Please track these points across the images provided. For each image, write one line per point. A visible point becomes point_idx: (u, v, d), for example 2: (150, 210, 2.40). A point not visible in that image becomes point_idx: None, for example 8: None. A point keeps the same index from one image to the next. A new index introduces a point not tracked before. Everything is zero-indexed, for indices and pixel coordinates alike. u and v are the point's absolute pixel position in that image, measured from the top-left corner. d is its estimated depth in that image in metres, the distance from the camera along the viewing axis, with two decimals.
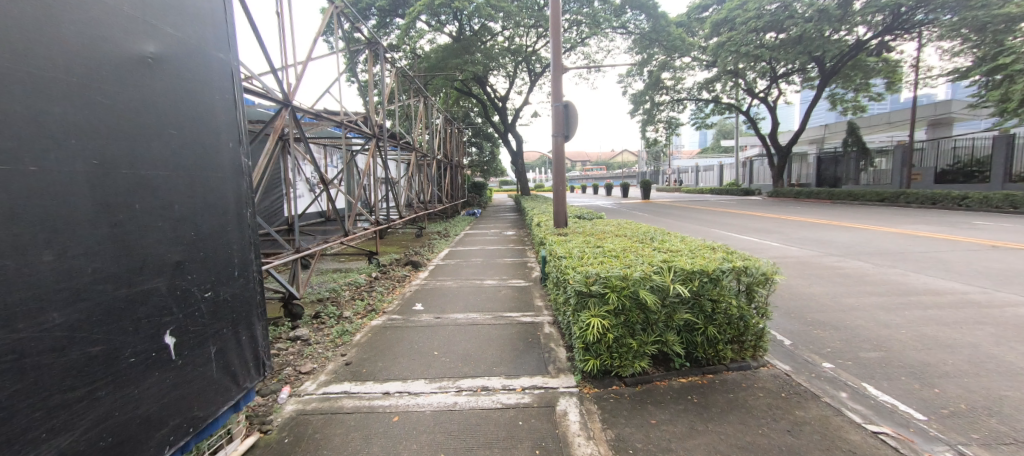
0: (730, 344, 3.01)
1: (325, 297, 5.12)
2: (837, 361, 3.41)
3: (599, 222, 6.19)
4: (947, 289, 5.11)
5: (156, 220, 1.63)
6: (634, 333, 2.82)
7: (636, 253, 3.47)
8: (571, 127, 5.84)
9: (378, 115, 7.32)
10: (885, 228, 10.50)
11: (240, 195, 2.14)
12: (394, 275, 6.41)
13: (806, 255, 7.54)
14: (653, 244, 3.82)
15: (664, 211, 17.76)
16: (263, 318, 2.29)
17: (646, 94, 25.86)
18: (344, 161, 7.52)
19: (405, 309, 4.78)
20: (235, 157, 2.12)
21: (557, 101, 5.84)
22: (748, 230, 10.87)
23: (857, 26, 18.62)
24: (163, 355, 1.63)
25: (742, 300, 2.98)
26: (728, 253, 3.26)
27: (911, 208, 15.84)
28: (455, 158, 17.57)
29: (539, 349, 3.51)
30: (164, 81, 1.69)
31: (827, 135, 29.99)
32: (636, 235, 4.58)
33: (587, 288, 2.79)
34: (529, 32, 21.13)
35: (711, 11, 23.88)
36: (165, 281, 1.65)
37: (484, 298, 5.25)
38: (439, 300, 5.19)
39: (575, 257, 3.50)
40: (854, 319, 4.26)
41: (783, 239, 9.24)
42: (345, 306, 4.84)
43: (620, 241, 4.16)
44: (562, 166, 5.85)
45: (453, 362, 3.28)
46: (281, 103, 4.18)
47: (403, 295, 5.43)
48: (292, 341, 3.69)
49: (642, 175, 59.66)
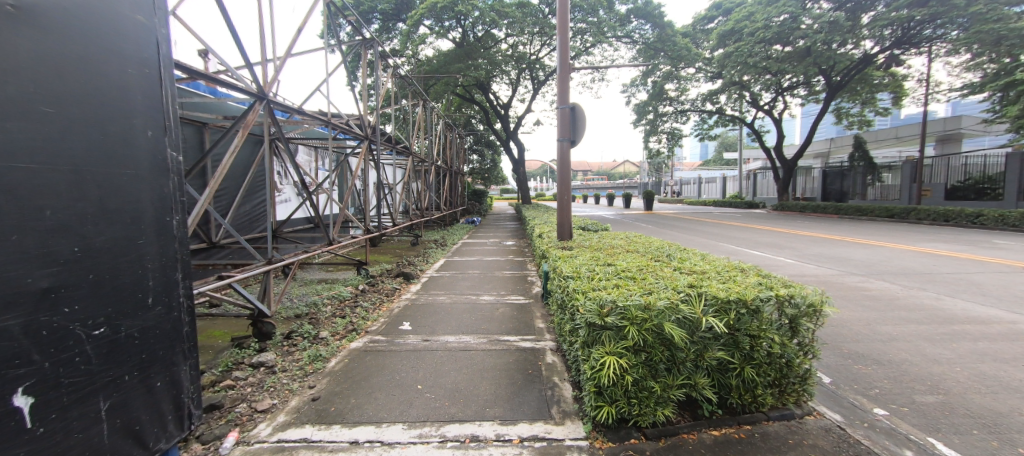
0: (770, 387, 2.50)
1: (303, 313, 4.62)
2: (890, 406, 2.90)
3: (606, 235, 5.70)
4: (990, 317, 4.62)
5: (7, 231, 1.15)
6: (657, 374, 2.31)
7: (655, 273, 3.01)
8: (577, 132, 5.40)
9: (372, 115, 6.86)
10: (901, 246, 10.01)
11: (163, 199, 1.67)
12: (384, 288, 5.91)
13: (826, 273, 7.04)
14: (673, 264, 3.38)
15: (670, 223, 17.30)
16: (192, 355, 1.81)
17: (649, 105, 25.53)
18: (334, 163, 7.02)
19: (391, 329, 4.28)
20: (158, 150, 1.65)
21: (562, 103, 5.38)
22: (759, 245, 10.37)
23: (866, 39, 18.37)
24: (8, 426, 1.15)
25: (785, 335, 2.48)
26: (765, 277, 2.77)
27: (924, 225, 15.36)
28: (455, 165, 17.14)
29: (540, 384, 2.99)
30: (36, 41, 1.24)
31: (832, 149, 29.64)
32: (649, 251, 4.17)
33: (601, 320, 2.31)
34: (532, 40, 20.91)
35: (716, 22, 23.67)
36: (22, 319, 1.18)
37: (479, 317, 4.74)
38: (430, 318, 4.66)
39: (585, 276, 3.05)
40: (897, 353, 3.75)
41: (798, 255, 8.73)
42: (325, 324, 4.32)
43: (634, 259, 3.68)
44: (568, 173, 5.39)
45: (438, 401, 2.76)
46: (255, 96, 3.71)
47: (390, 312, 4.92)
48: (254, 368, 3.20)
49: (643, 186, 59.32)
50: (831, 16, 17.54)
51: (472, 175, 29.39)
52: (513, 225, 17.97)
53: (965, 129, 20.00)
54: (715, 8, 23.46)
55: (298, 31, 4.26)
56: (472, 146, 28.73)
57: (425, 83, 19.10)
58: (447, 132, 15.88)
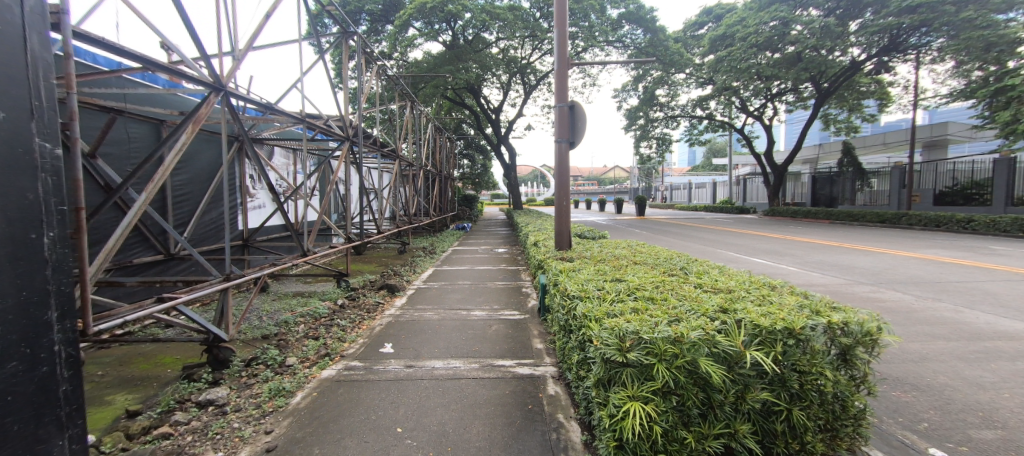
0: (820, 432, 2.07)
1: (271, 334, 4.10)
2: (946, 444, 2.49)
3: (607, 244, 5.30)
4: (1020, 332, 4.30)
5: None
6: (690, 422, 1.87)
7: (676, 293, 2.60)
8: (577, 132, 5.00)
9: (353, 115, 6.32)
10: (901, 252, 9.82)
11: (24, 207, 1.18)
12: (365, 302, 5.39)
13: (834, 282, 6.74)
14: (691, 280, 2.98)
15: (664, 229, 17.03)
16: (74, 423, 1.33)
17: (640, 110, 25.44)
18: (312, 167, 6.47)
19: (370, 352, 3.78)
20: (15, 137, 1.16)
21: (560, 101, 4.98)
22: (758, 252, 10.08)
23: (853, 47, 18.56)
24: None
25: (836, 369, 2.07)
26: (805, 300, 2.37)
27: (916, 231, 15.30)
28: (444, 169, 16.65)
29: (543, 425, 2.52)
30: None
31: (821, 155, 29.85)
32: (658, 262, 3.80)
33: (621, 356, 1.87)
34: (524, 44, 20.66)
35: (707, 28, 23.66)
36: None
37: (469, 336, 4.25)
38: (415, 338, 4.17)
39: (595, 295, 2.64)
40: (934, 376, 3.38)
41: (800, 263, 8.44)
42: (294, 347, 3.79)
43: (645, 273, 3.27)
44: (566, 176, 4.96)
45: (420, 450, 2.28)
46: (211, 87, 3.20)
47: (372, 330, 4.42)
48: (200, 408, 2.68)
49: (633, 192, 59.39)
50: (823, 21, 17.73)
51: (462, 179, 28.88)
52: (504, 231, 17.53)
53: (952, 135, 20.20)
54: (706, 14, 23.52)
55: (264, 18, 3.78)
56: (462, 150, 28.28)
57: (413, 86, 18.61)
58: (437, 135, 15.40)
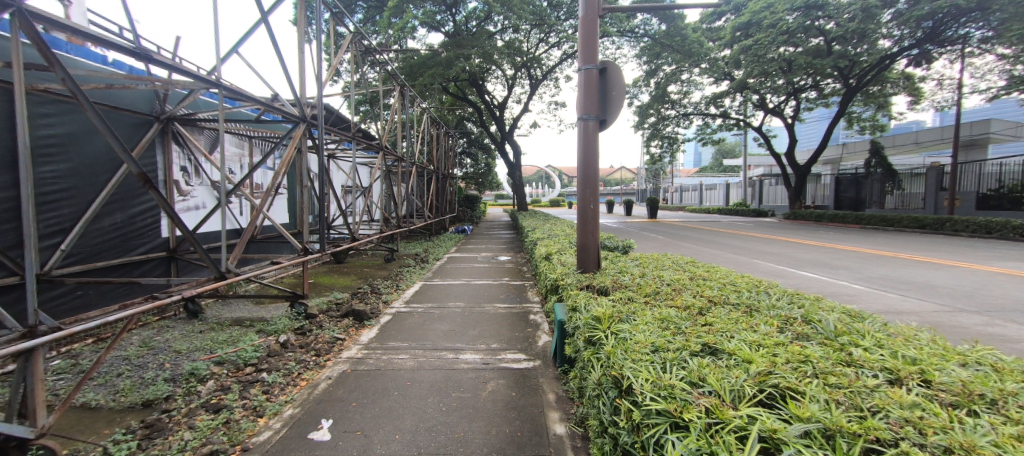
0: None
1: (156, 399, 2.75)
2: None
3: (649, 265, 3.84)
4: None
5: None
6: None
7: (886, 415, 1.16)
8: (607, 106, 3.60)
9: (307, 88, 4.86)
10: (974, 265, 8.28)
11: None
12: (317, 340, 3.97)
13: (926, 308, 5.27)
14: (862, 362, 1.55)
15: (682, 234, 15.52)
16: None
17: (651, 107, 23.74)
18: (266, 156, 5.07)
19: (294, 440, 2.38)
20: None
21: (588, 63, 3.58)
22: (805, 263, 8.57)
23: (886, 38, 17.01)
24: None
25: None
26: None
27: (967, 239, 13.68)
28: (443, 167, 15.21)
29: None
30: None
31: (844, 155, 28.12)
32: (751, 305, 2.38)
33: None
34: (530, 35, 19.33)
35: (725, 20, 21.88)
36: None
37: (452, 406, 2.80)
38: (370, 407, 2.77)
39: (701, 409, 1.20)
40: None
41: (865, 280, 6.92)
42: (172, 433, 2.38)
43: (750, 334, 1.84)
44: (593, 166, 3.57)
45: None
46: None
47: (314, 388, 3.05)
48: None
49: (642, 192, 57.28)
50: (861, 4, 15.86)
51: (464, 179, 27.39)
52: (508, 235, 16.13)
53: (994, 133, 18.56)
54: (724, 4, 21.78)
55: None
56: (464, 148, 26.88)
57: (410, 79, 17.19)
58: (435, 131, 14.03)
